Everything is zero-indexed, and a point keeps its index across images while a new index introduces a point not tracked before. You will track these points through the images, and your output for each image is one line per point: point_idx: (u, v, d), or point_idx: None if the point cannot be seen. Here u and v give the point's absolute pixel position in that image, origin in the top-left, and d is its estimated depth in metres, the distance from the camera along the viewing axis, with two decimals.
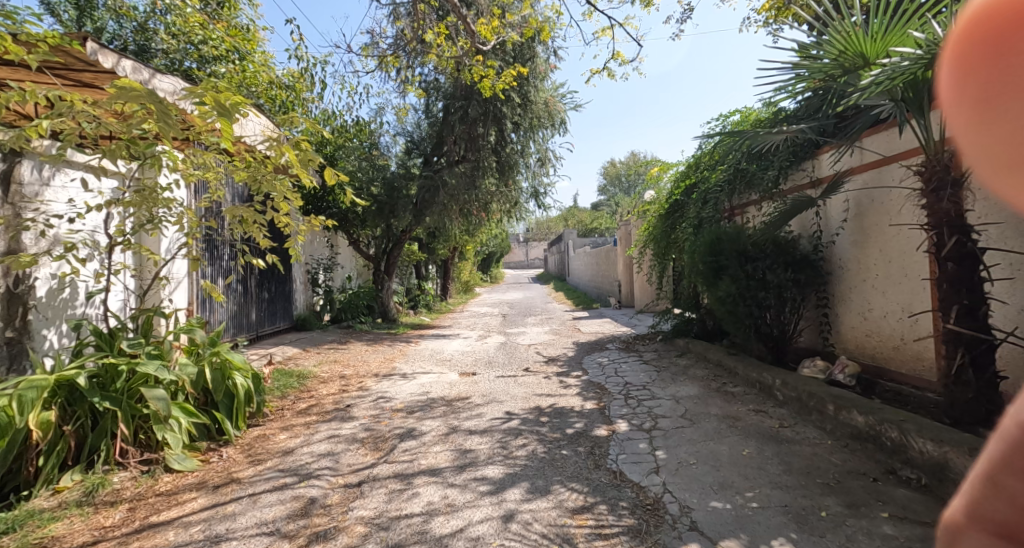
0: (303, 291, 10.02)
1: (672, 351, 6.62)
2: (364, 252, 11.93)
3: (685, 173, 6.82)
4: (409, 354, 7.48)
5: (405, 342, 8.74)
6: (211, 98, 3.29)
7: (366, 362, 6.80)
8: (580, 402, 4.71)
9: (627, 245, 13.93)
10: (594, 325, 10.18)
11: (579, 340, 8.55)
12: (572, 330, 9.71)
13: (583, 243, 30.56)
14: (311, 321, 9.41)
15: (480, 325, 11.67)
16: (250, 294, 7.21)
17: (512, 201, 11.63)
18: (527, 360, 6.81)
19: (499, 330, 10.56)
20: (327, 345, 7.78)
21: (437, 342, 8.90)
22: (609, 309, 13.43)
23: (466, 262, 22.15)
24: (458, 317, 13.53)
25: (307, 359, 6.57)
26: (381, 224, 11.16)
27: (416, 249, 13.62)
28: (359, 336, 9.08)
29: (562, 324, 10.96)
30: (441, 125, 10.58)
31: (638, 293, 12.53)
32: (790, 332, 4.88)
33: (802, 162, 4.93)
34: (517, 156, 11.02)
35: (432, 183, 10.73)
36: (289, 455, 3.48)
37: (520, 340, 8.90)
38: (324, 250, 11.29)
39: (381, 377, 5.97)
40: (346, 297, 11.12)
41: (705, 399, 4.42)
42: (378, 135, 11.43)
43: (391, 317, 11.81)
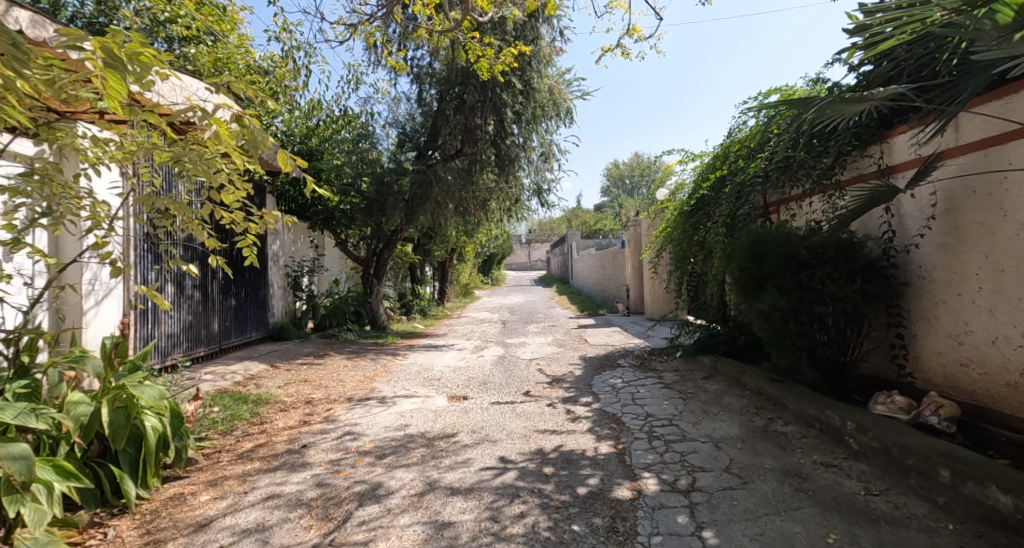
0: (282, 296, 9.16)
1: (696, 371, 5.69)
2: (352, 254, 11.07)
3: (711, 165, 5.92)
4: (393, 371, 6.57)
5: (392, 355, 7.83)
6: (93, 44, 2.36)
7: (342, 382, 5.88)
8: (592, 443, 3.78)
9: (637, 247, 13.03)
10: (602, 336, 9.26)
11: (586, 354, 7.63)
12: (578, 342, 8.80)
13: (587, 244, 29.64)
14: (290, 329, 8.57)
15: (477, 334, 10.76)
16: (212, 303, 6.35)
17: (512, 198, 10.75)
18: (528, 380, 5.90)
19: (498, 340, 9.65)
20: (301, 359, 6.88)
21: (428, 355, 8.00)
22: (617, 316, 12.52)
23: (465, 264, 21.25)
24: (454, 324, 12.61)
25: (272, 380, 5.67)
26: (371, 223, 10.28)
27: (409, 251, 12.73)
28: (341, 348, 8.18)
29: (566, 334, 10.04)
30: (435, 116, 9.69)
31: (649, 299, 11.63)
32: (854, 357, 3.94)
33: (867, 146, 3.99)
34: (519, 150, 10.12)
35: (425, 178, 9.85)
36: (202, 532, 2.56)
37: (520, 353, 7.98)
38: (308, 250, 10.56)
39: (354, 402, 5.06)
40: (332, 302, 10.24)
41: (752, 444, 3.49)
42: (368, 127, 10.56)
43: (381, 323, 10.94)
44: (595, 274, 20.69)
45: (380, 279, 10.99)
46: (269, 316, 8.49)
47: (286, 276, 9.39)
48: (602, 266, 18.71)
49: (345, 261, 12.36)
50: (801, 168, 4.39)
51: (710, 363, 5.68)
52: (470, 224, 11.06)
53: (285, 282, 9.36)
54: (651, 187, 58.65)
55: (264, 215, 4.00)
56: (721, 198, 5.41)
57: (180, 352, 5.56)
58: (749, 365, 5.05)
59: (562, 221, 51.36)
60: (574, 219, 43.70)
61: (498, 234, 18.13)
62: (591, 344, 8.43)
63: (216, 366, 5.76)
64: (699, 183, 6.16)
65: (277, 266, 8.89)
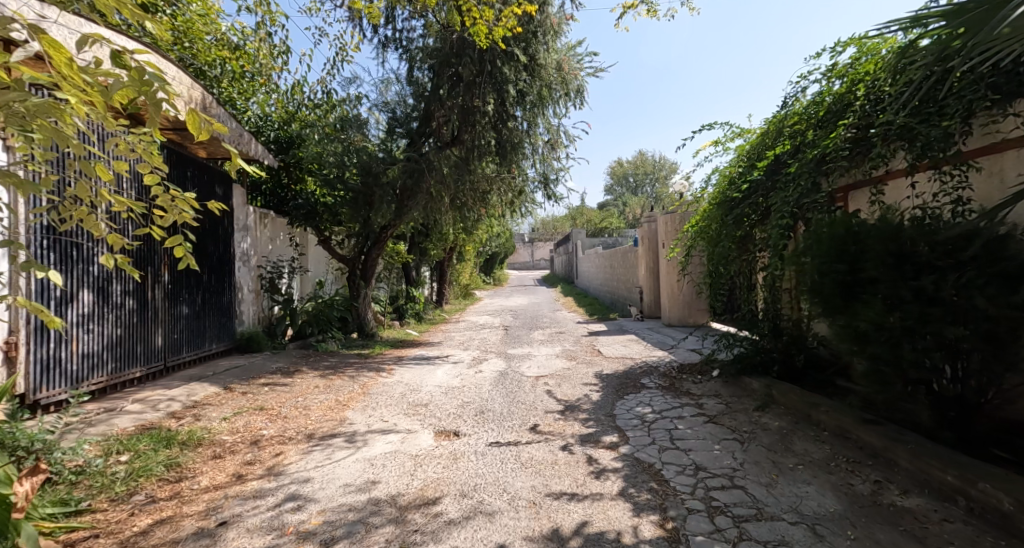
0: (255, 301, 8.11)
1: (743, 400, 4.59)
2: (337, 253, 10.00)
3: (762, 145, 4.88)
4: (371, 394, 5.48)
5: (375, 371, 6.75)
6: None
7: (306, 410, 4.80)
8: (628, 519, 2.68)
9: (652, 245, 11.97)
10: (617, 347, 8.15)
11: (602, 370, 6.52)
12: (590, 353, 7.70)
13: (593, 243, 28.59)
14: (260, 339, 7.53)
15: (475, 342, 9.68)
16: (154, 313, 5.30)
17: (515, 190, 9.68)
18: (533, 408, 4.80)
19: (498, 350, 8.56)
20: (264, 378, 5.81)
21: (417, 370, 6.92)
22: (631, 322, 11.48)
23: (464, 265, 20.16)
24: (451, 330, 11.52)
25: (219, 409, 4.58)
26: (358, 219, 9.24)
27: (402, 250, 11.67)
28: (318, 362, 7.10)
29: (576, 343, 8.96)
30: (428, 97, 8.61)
31: (668, 303, 10.60)
32: (997, 396, 2.82)
33: (1012, 99, 2.90)
34: (522, 135, 9.05)
35: (416, 166, 8.77)
36: None
37: (524, 368, 6.88)
38: (287, 249, 9.57)
39: (313, 443, 3.96)
40: (314, 307, 9.21)
41: (870, 532, 2.37)
42: (354, 111, 9.50)
43: (369, 330, 9.88)
44: (602, 274, 19.61)
45: (368, 280, 9.94)
46: (236, 325, 7.44)
47: (259, 278, 8.33)
48: (610, 265, 17.66)
49: (331, 262, 11.30)
50: (902, 138, 3.34)
51: (763, 388, 4.56)
52: (468, 220, 9.99)
53: (257, 285, 8.32)
54: (656, 185, 57.52)
55: (188, 197, 2.87)
56: (782, 183, 4.33)
57: (103, 376, 4.50)
58: (822, 397, 3.92)
59: (565, 219, 50.24)
60: (578, 217, 42.53)
61: (499, 231, 17.03)
62: (606, 357, 7.32)
63: (149, 392, 4.67)
64: (743, 166, 5.11)
65: (248, 268, 7.84)
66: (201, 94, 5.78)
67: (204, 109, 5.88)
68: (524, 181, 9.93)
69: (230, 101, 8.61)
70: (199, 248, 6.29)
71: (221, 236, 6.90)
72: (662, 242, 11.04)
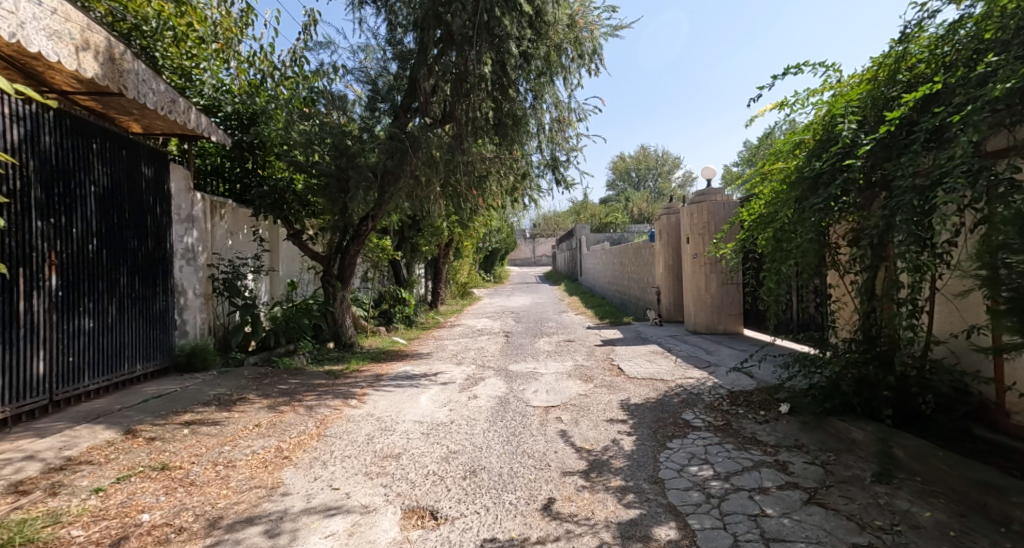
0: (205, 308, 6.70)
1: (850, 460, 3.20)
2: (310, 250, 8.64)
3: (865, 100, 3.51)
4: (327, 439, 4.13)
5: (344, 397, 5.41)
6: None
7: (228, 469, 3.43)
8: None
9: (671, 239, 10.77)
10: (638, 364, 6.78)
11: (627, 400, 5.15)
12: (609, 374, 6.32)
13: (598, 238, 27.25)
14: (206, 355, 6.14)
15: (471, 354, 8.37)
16: (29, 331, 3.91)
17: (518, 175, 8.36)
18: (544, 468, 3.44)
19: (498, 367, 7.21)
20: (191, 413, 4.45)
21: (396, 396, 5.57)
22: (649, 328, 10.21)
23: (462, 263, 18.84)
24: (444, 337, 10.18)
25: (96, 472, 3.20)
26: (337, 210, 7.94)
27: (388, 246, 10.35)
28: (275, 383, 5.74)
29: (588, 357, 7.61)
30: (414, 63, 7.25)
31: (694, 305, 9.33)
32: None
33: None
34: (527, 109, 7.74)
35: (400, 146, 7.43)
36: None
37: (528, 394, 5.53)
38: (251, 246, 8.23)
39: (213, 540, 2.60)
40: (284, 313, 7.89)
41: None
42: (330, 83, 8.17)
43: (347, 340, 8.51)
44: (609, 272, 18.32)
45: (346, 282, 8.58)
46: (175, 338, 6.06)
47: (211, 279, 6.91)
48: (619, 263, 16.32)
49: (305, 261, 9.96)
50: None
51: (877, 445, 3.18)
52: (464, 211, 8.68)
53: (208, 288, 6.90)
54: (660, 181, 56.31)
55: None
56: (917, 149, 3.00)
57: None
58: (997, 472, 2.55)
59: (568, 214, 48.98)
60: (581, 212, 41.19)
61: (499, 226, 15.67)
62: (630, 380, 5.95)
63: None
64: (830, 130, 3.74)
65: (192, 269, 6.44)
66: (102, 39, 4.35)
67: (111, 60, 4.45)
68: (528, 166, 8.60)
69: (179, 69, 7.37)
70: (113, 243, 4.90)
71: (151, 228, 5.52)
72: (684, 236, 9.69)
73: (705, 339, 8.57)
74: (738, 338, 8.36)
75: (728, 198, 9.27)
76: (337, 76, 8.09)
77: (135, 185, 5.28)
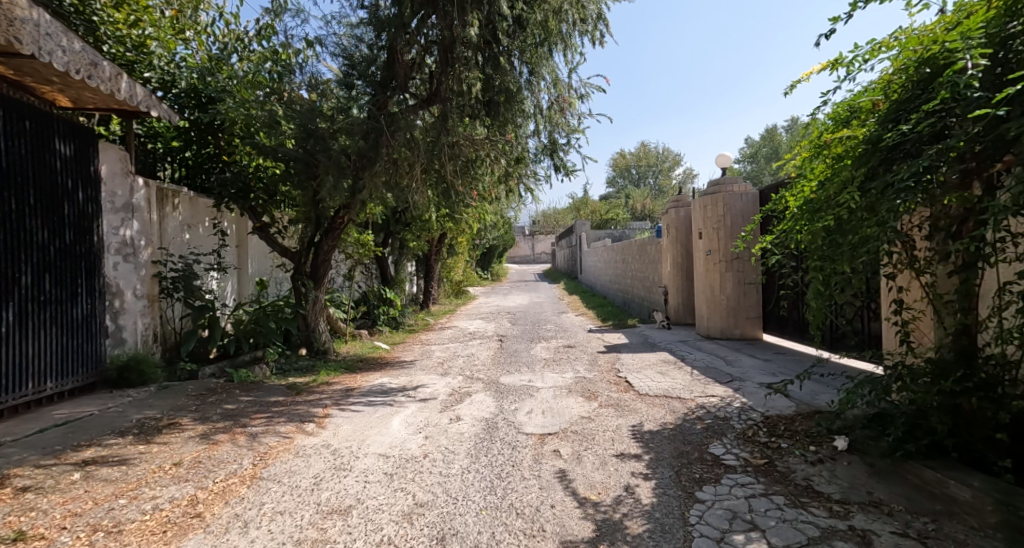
0: (148, 311, 5.79)
1: (963, 536, 2.30)
2: (279, 246, 7.64)
3: (967, 43, 2.64)
4: (262, 484, 3.23)
5: (299, 421, 4.51)
6: None
7: (107, 538, 2.53)
8: None
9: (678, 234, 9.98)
10: (648, 377, 5.90)
11: (639, 426, 4.27)
12: (616, 390, 5.43)
13: (599, 235, 26.37)
14: (144, 368, 5.22)
15: (459, 362, 7.49)
16: None
17: (512, 160, 7.46)
18: (537, 536, 2.56)
19: (488, 379, 6.33)
20: (95, 447, 3.54)
21: (363, 419, 4.69)
22: (656, 332, 9.37)
23: (456, 260, 17.98)
24: (431, 342, 9.30)
25: None
26: (308, 200, 7.06)
27: (370, 241, 9.48)
28: (221, 402, 4.84)
29: (590, 367, 6.73)
30: (392, 29, 6.36)
31: (706, 307, 8.49)
32: None
33: None
34: (521, 83, 6.87)
35: (377, 127, 6.56)
36: None
37: (520, 418, 4.65)
38: (210, 240, 7.37)
39: None
40: (253, 316, 7.14)
41: None
42: (300, 55, 7.29)
43: (320, 347, 7.63)
44: (611, 270, 17.47)
45: (320, 282, 7.70)
46: (107, 348, 5.18)
47: (157, 278, 5.98)
48: (622, 260, 15.47)
49: (276, 259, 9.08)
50: None
51: (1000, 514, 2.28)
52: (451, 202, 7.79)
53: (154, 289, 5.99)
54: (660, 177, 55.50)
55: None
56: None
57: None
58: None
59: (568, 211, 48.13)
60: (581, 209, 40.31)
61: (494, 221, 14.82)
62: (641, 399, 5.07)
63: None
64: (916, 86, 2.87)
65: (134, 267, 5.58)
66: None
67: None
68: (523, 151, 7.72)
69: (126, 38, 6.48)
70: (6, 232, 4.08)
71: (68, 217, 4.68)
72: (697, 231, 8.82)
73: (720, 346, 7.69)
74: (757, 346, 7.49)
75: (746, 188, 8.33)
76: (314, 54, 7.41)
77: (43, 165, 4.46)
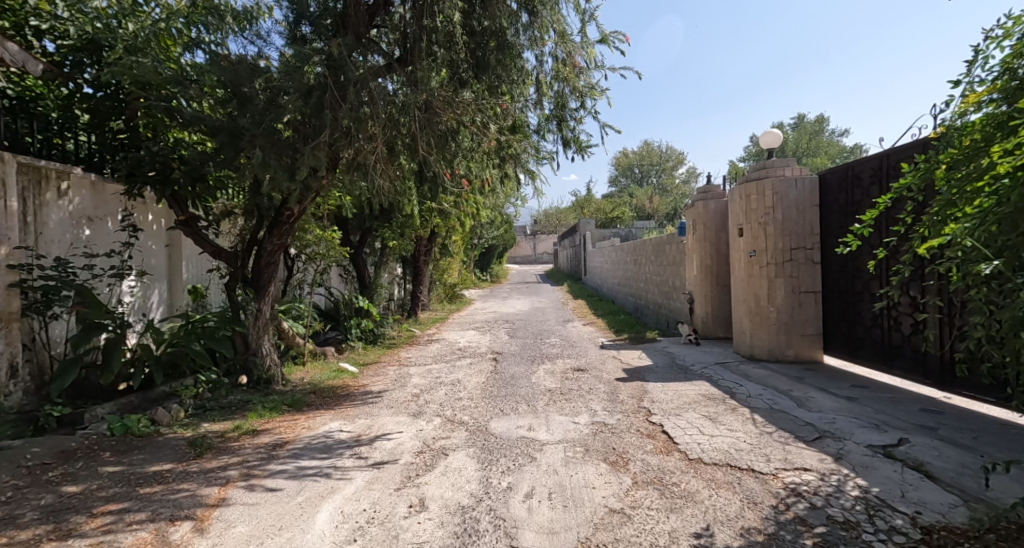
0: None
1: None
2: (211, 245, 6.03)
3: None
4: None
5: (165, 519, 2.87)
6: None
7: None
8: None
9: (716, 230, 8.53)
10: (695, 428, 4.27)
11: (708, 537, 2.61)
12: (654, 454, 3.79)
13: (605, 234, 24.81)
14: None
15: (440, 395, 5.87)
16: None
17: (506, 133, 5.86)
18: None
19: (472, 428, 4.69)
20: None
21: (273, 512, 3.04)
22: (684, 350, 7.74)
23: (449, 261, 16.39)
24: (411, 364, 7.67)
25: None
26: (245, 184, 5.48)
27: (337, 239, 7.90)
28: (64, 481, 3.22)
29: (611, 407, 5.10)
30: None
31: (752, 322, 6.89)
32: None
33: None
34: (519, 30, 5.29)
35: (321, 86, 4.91)
36: None
37: (513, 510, 3.01)
38: (119, 236, 5.77)
39: None
40: (175, 337, 5.58)
41: None
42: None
43: (263, 376, 5.97)
44: (620, 272, 15.83)
45: (263, 291, 6.05)
46: None
47: (18, 291, 4.34)
48: (634, 262, 13.86)
49: (213, 264, 7.46)
50: None
51: None
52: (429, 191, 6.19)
53: (15, 306, 4.34)
54: (666, 173, 53.75)
55: None
56: None
57: None
58: None
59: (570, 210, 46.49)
60: (585, 208, 38.76)
61: (490, 217, 13.24)
62: (695, 471, 3.42)
63: None
64: None
65: None
66: None
67: None
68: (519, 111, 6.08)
69: None
70: None
71: None
72: (737, 226, 7.22)
73: (771, 371, 6.06)
74: (822, 372, 5.82)
75: (800, 171, 6.67)
76: (268, 9, 5.81)
77: None
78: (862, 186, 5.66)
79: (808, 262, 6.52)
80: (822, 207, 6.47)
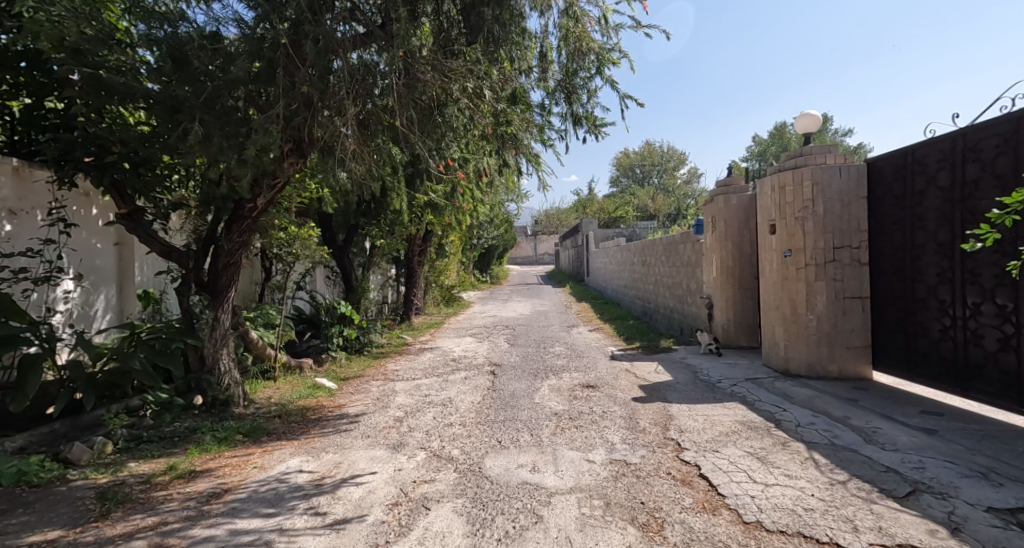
0: None
1: None
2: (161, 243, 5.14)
3: None
4: None
5: None
6: None
7: None
8: None
9: (740, 227, 7.68)
10: (744, 473, 3.38)
11: None
12: (696, 514, 2.90)
13: (608, 234, 23.94)
14: None
15: (427, 420, 5.00)
16: None
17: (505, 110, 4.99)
18: None
19: (462, 468, 3.80)
20: None
21: None
22: (706, 363, 6.87)
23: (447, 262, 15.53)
24: (398, 378, 6.80)
25: None
26: (195, 169, 4.59)
27: (315, 237, 7.05)
28: None
29: (632, 438, 4.21)
30: None
31: (788, 332, 6.00)
32: None
33: None
34: None
35: (281, 48, 4.01)
36: None
37: None
38: (48, 232, 4.87)
39: None
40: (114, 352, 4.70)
41: None
42: None
43: (219, 396, 5.12)
44: (626, 273, 14.97)
45: (222, 297, 5.19)
46: None
47: None
48: (642, 262, 12.98)
49: (161, 261, 6.43)
50: None
51: None
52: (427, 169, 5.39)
53: None
54: (669, 173, 52.90)
55: None
56: None
57: None
58: None
59: (572, 210, 45.69)
60: (586, 208, 37.94)
61: (489, 214, 12.39)
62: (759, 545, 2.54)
63: None
64: None
65: None
66: None
67: None
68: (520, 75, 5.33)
69: None
70: None
71: None
72: (769, 222, 6.34)
73: (815, 391, 5.18)
74: (877, 393, 4.94)
75: (844, 158, 5.77)
76: None
77: None
78: (927, 173, 4.78)
79: (855, 263, 5.62)
80: (871, 200, 5.58)
